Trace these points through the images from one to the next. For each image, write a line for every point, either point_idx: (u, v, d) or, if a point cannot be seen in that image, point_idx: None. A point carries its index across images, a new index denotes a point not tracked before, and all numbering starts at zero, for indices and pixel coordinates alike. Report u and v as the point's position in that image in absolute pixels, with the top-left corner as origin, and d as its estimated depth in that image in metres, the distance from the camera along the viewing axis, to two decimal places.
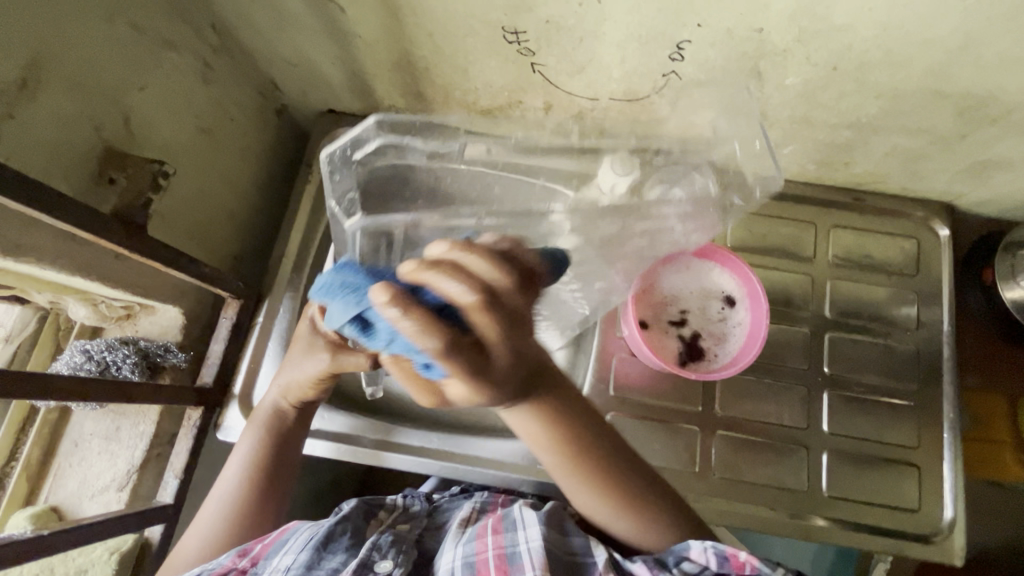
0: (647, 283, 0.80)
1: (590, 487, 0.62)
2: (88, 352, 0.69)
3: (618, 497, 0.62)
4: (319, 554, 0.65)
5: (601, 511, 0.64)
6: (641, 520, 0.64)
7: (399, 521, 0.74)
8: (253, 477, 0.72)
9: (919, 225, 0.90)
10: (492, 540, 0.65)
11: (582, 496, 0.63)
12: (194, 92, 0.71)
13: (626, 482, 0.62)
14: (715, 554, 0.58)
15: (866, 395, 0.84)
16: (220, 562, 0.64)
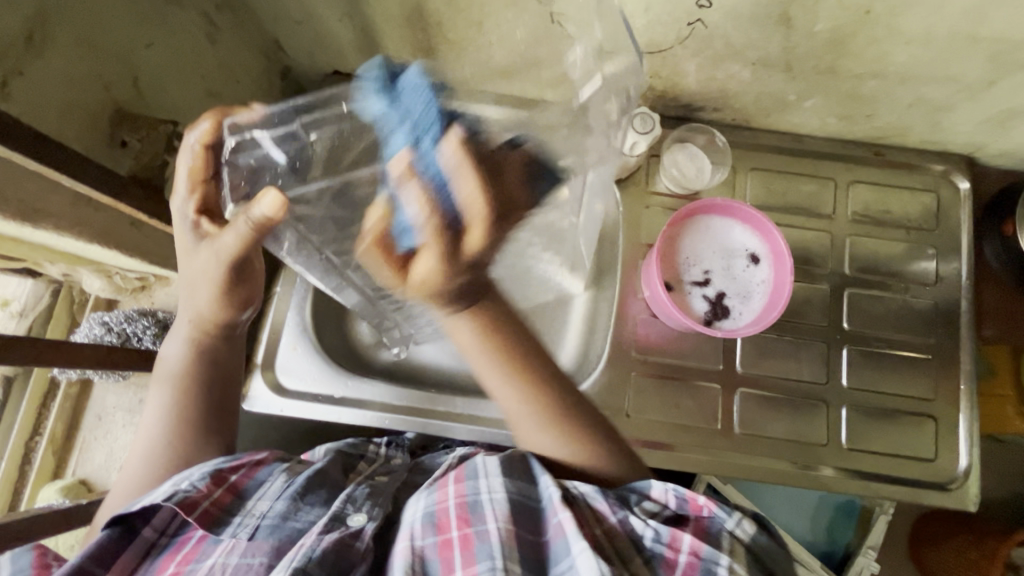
0: (668, 245, 0.79)
1: (531, 406, 0.67)
2: (108, 324, 0.68)
3: (559, 418, 0.67)
4: (298, 505, 0.62)
5: (527, 418, 0.68)
6: (576, 441, 0.67)
7: (377, 473, 0.72)
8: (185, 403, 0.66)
9: (939, 178, 0.89)
10: (456, 489, 0.61)
11: (523, 414, 0.68)
12: (198, 51, 0.68)
13: (563, 404, 0.67)
14: (676, 496, 0.59)
15: (884, 349, 0.85)
16: (193, 486, 0.60)
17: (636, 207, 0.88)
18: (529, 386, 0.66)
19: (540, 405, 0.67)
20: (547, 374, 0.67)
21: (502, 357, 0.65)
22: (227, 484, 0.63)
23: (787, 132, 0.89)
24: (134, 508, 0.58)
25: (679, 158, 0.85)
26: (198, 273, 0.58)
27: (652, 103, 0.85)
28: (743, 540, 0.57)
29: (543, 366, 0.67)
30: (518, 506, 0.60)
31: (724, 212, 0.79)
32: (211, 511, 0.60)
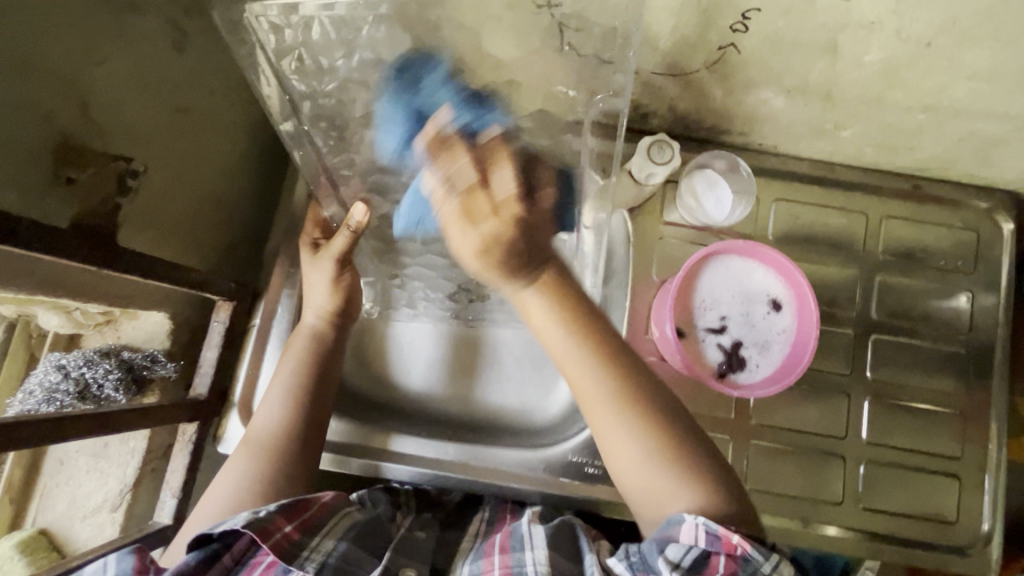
0: (684, 286, 0.72)
1: (604, 393, 0.60)
2: (65, 369, 0.63)
3: (640, 415, 0.60)
4: (361, 552, 0.60)
5: (627, 444, 0.60)
6: (691, 483, 0.59)
7: (415, 527, 0.69)
8: (286, 420, 0.68)
9: (982, 216, 0.81)
10: (499, 560, 0.60)
11: (592, 400, 0.60)
12: (168, 64, 0.62)
13: (642, 397, 0.60)
14: (706, 532, 0.54)
15: (909, 402, 0.79)
16: (268, 515, 0.57)
17: (648, 238, 0.80)
18: (620, 396, 0.60)
19: (612, 396, 0.60)
20: (629, 364, 0.61)
21: (615, 397, 0.60)
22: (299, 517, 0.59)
23: (819, 160, 0.80)
24: (214, 531, 0.56)
25: (698, 185, 0.77)
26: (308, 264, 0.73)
27: (671, 125, 0.78)
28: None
29: (625, 354, 0.61)
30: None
31: (746, 253, 0.72)
32: (283, 544, 0.56)
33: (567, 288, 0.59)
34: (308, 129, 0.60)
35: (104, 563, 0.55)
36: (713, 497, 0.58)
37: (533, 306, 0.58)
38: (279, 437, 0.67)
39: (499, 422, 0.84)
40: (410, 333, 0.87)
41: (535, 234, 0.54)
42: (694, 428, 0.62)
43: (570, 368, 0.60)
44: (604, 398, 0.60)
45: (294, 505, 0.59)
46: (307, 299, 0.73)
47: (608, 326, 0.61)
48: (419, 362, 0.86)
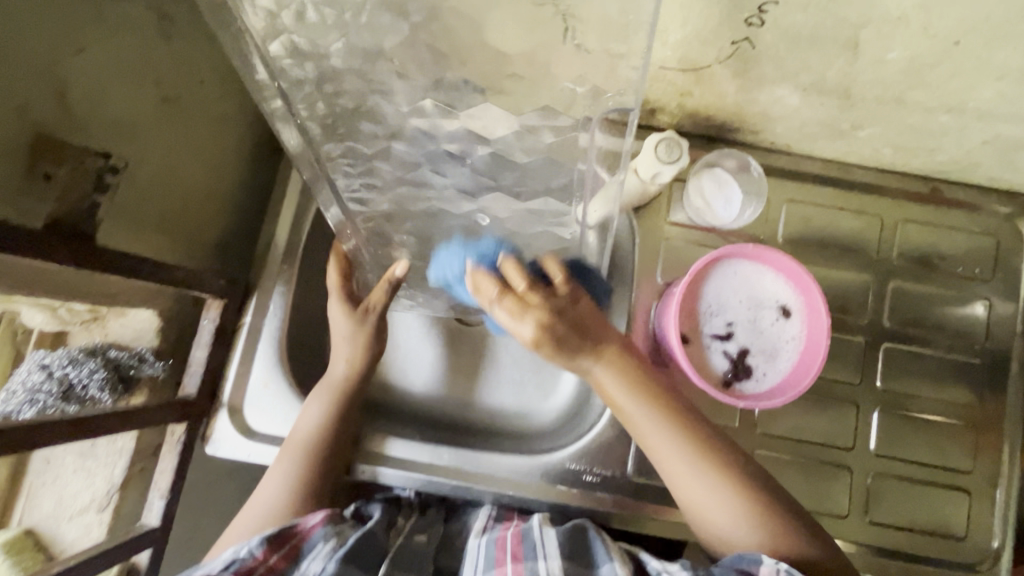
0: (690, 291, 0.70)
1: (669, 436, 0.62)
2: (48, 369, 0.60)
3: (722, 471, 0.61)
4: (353, 570, 0.58)
5: (699, 487, 0.61)
6: (765, 529, 0.59)
7: (415, 531, 0.68)
8: (309, 462, 0.68)
9: (1003, 221, 0.78)
10: (512, 570, 0.58)
11: (678, 469, 0.62)
12: (152, 53, 0.59)
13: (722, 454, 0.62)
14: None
15: (920, 413, 0.76)
16: (248, 554, 0.57)
17: (653, 239, 0.77)
18: (689, 446, 0.62)
19: (695, 457, 0.61)
20: (706, 425, 0.64)
21: (684, 446, 0.62)
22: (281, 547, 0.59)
23: (833, 160, 0.77)
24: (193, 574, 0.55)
25: (707, 186, 0.74)
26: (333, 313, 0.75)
27: (680, 122, 0.75)
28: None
29: (700, 422, 0.64)
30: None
31: (755, 257, 0.69)
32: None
33: (638, 363, 0.64)
34: (305, 135, 0.57)
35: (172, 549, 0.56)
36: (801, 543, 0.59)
37: (607, 383, 0.62)
38: (303, 473, 0.68)
39: (497, 424, 0.83)
40: (405, 326, 0.85)
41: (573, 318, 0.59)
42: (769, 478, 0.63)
43: (639, 422, 0.63)
44: (687, 465, 0.61)
45: (278, 536, 0.60)
46: (334, 351, 0.75)
47: (680, 397, 0.65)
48: (415, 359, 0.85)
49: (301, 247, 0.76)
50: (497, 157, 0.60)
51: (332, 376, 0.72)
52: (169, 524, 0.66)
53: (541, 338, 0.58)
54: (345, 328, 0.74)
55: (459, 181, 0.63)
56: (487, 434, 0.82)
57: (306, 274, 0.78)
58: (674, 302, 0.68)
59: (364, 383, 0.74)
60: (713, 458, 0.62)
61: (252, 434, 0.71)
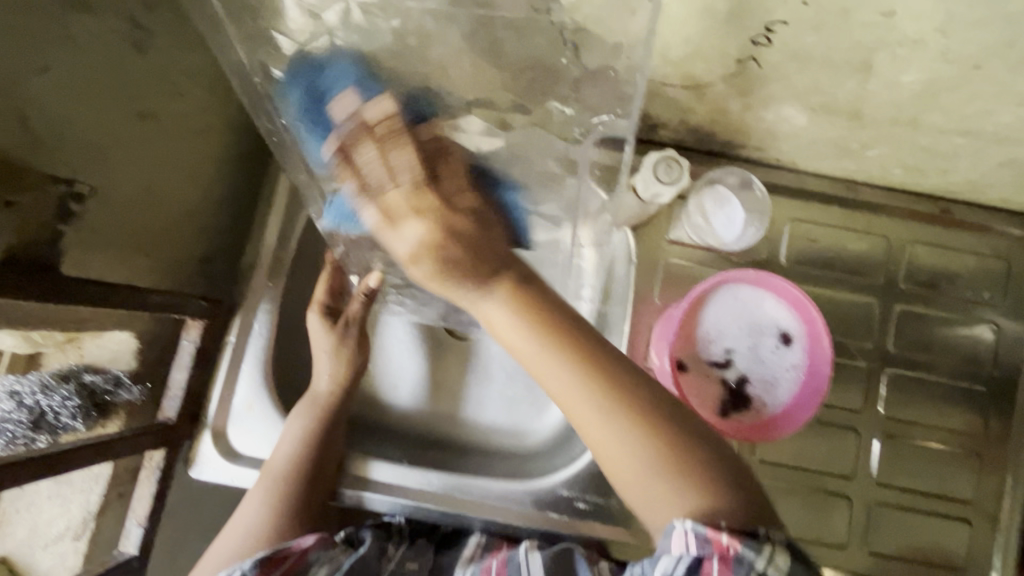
0: (688, 316, 0.67)
1: (570, 377, 0.47)
2: (16, 397, 0.58)
3: (635, 418, 0.46)
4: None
5: (611, 442, 0.47)
6: (685, 488, 0.46)
7: (407, 559, 0.67)
8: (285, 482, 0.67)
9: (1015, 244, 0.75)
10: None
11: (580, 415, 0.47)
12: (126, 68, 0.57)
13: (643, 401, 0.47)
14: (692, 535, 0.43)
15: (923, 441, 0.74)
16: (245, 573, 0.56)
17: (651, 258, 0.75)
18: (596, 388, 0.46)
19: (603, 403, 0.46)
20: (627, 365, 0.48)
21: (583, 388, 0.47)
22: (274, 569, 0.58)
23: (840, 178, 0.74)
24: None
25: (708, 203, 0.71)
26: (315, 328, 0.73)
27: (682, 137, 0.72)
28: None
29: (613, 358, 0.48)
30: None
31: (755, 282, 0.67)
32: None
33: (538, 295, 0.48)
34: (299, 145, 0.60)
35: None
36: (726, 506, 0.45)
37: (498, 319, 0.48)
38: (280, 494, 0.67)
39: (488, 444, 0.80)
40: (393, 337, 0.83)
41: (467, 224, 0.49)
42: (707, 434, 0.48)
43: (530, 357, 0.48)
44: (591, 411, 0.46)
45: (271, 558, 0.58)
46: (315, 368, 0.73)
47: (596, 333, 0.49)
48: (402, 373, 0.83)
49: (287, 263, 0.73)
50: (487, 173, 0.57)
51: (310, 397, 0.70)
52: (148, 552, 0.64)
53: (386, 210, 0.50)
54: (328, 345, 0.72)
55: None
56: (477, 455, 0.80)
57: (292, 290, 0.75)
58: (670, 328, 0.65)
59: (346, 402, 0.72)
60: (627, 405, 0.47)
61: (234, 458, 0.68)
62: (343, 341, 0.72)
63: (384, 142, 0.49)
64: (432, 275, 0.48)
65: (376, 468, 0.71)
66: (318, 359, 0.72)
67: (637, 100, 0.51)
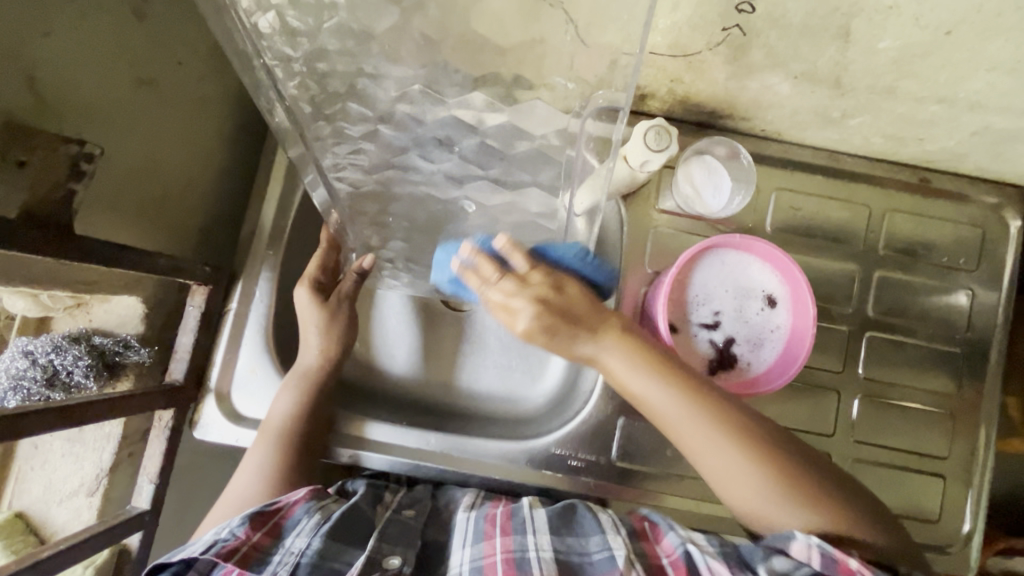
0: (679, 280, 0.70)
1: (705, 417, 0.57)
2: (31, 356, 0.61)
3: (744, 441, 0.57)
4: (337, 544, 0.60)
5: (734, 463, 0.57)
6: (813, 507, 0.56)
7: (403, 506, 0.69)
8: (282, 445, 0.68)
9: (989, 211, 0.78)
10: (501, 543, 0.60)
11: (696, 444, 0.58)
12: (127, 35, 0.59)
13: (749, 425, 0.58)
14: (822, 553, 0.51)
15: (900, 401, 0.77)
16: (232, 534, 0.58)
17: (641, 226, 0.77)
18: (717, 419, 0.57)
19: (716, 433, 0.57)
20: (726, 395, 0.60)
21: (711, 417, 0.57)
22: (264, 525, 0.60)
23: (823, 149, 0.77)
24: (171, 561, 0.56)
25: (696, 173, 0.73)
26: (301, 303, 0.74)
27: (670, 108, 0.74)
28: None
29: (717, 393, 0.59)
30: (568, 564, 0.58)
31: (740, 248, 0.70)
32: (252, 555, 0.58)
33: (643, 339, 0.59)
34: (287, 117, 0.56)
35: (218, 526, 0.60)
36: (821, 505, 0.56)
37: (614, 363, 0.58)
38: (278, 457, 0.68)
39: (485, 409, 0.83)
40: (390, 307, 0.85)
41: (574, 309, 0.56)
42: (794, 442, 0.60)
43: (664, 399, 0.58)
44: (708, 438, 0.57)
45: (260, 514, 0.60)
46: (304, 340, 0.74)
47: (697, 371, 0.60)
48: (398, 341, 0.85)
49: (286, 232, 0.76)
50: (485, 145, 0.60)
51: (296, 367, 0.72)
52: (159, 508, 0.67)
53: (503, 303, 0.56)
54: (317, 319, 0.73)
55: (446, 165, 0.63)
56: (472, 420, 0.83)
57: (293, 259, 0.77)
58: (662, 291, 0.68)
59: (334, 371, 0.74)
60: (746, 434, 0.58)
61: (240, 420, 0.71)
62: (337, 313, 0.75)
63: (506, 250, 0.57)
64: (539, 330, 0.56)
65: (374, 428, 0.75)
66: (309, 329, 0.74)
67: (636, 78, 0.49)
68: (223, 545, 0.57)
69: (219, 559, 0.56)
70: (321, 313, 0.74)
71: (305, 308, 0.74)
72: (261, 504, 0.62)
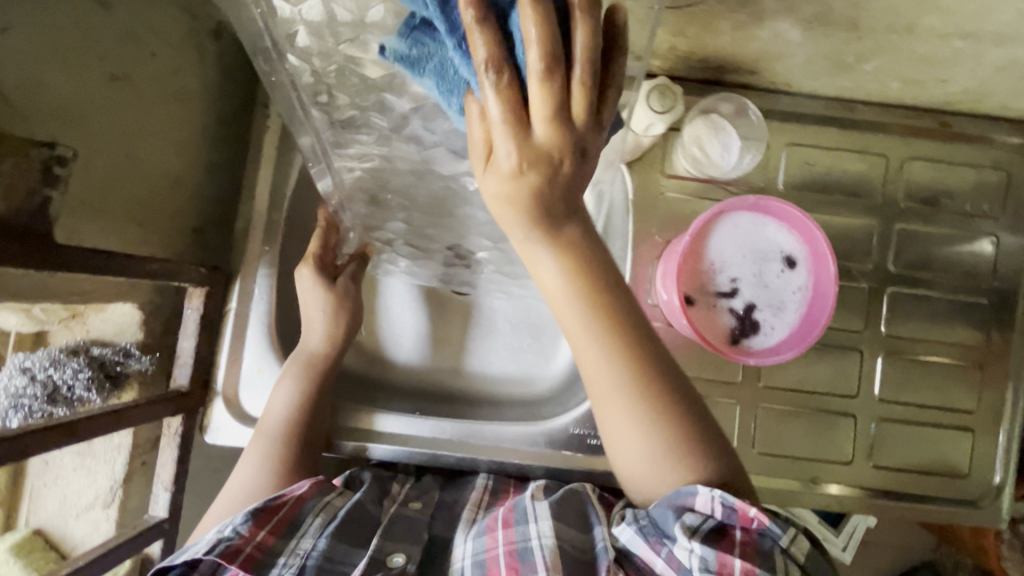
0: (693, 248, 0.67)
1: (592, 327, 0.51)
2: (29, 372, 0.59)
3: (644, 386, 0.53)
4: (343, 544, 0.59)
5: (614, 390, 0.53)
6: (685, 450, 0.54)
7: (410, 499, 0.68)
8: (288, 440, 0.67)
9: (1014, 153, 0.74)
10: (504, 536, 0.58)
11: (600, 365, 0.52)
12: (96, 30, 0.57)
13: (651, 368, 0.53)
14: (723, 504, 0.51)
15: (926, 356, 0.75)
16: (236, 532, 0.56)
17: (648, 193, 0.74)
18: (609, 342, 0.52)
19: (617, 362, 0.52)
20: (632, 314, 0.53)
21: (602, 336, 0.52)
22: (268, 524, 0.58)
23: (835, 99, 0.73)
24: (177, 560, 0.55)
25: (703, 133, 0.70)
26: (303, 287, 0.72)
27: (674, 66, 0.70)
28: (796, 560, 0.52)
29: (639, 326, 0.53)
30: (573, 558, 0.56)
31: (756, 208, 0.67)
32: (256, 555, 0.56)
33: (586, 254, 0.50)
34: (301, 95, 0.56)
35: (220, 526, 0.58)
36: (712, 468, 0.54)
37: (543, 266, 0.50)
38: (281, 453, 0.66)
39: (497, 394, 0.82)
40: (394, 294, 0.83)
41: (567, 182, 0.44)
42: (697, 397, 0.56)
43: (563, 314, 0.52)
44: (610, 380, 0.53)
45: (264, 509, 0.59)
46: (308, 323, 0.72)
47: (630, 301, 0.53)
48: (405, 329, 0.83)
49: (281, 226, 0.73)
50: None
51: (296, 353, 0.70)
52: (177, 515, 0.66)
53: (500, 121, 0.42)
54: (323, 304, 0.71)
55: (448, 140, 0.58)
56: (480, 404, 0.81)
57: (290, 253, 0.75)
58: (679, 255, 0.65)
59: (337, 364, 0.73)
60: (635, 358, 0.52)
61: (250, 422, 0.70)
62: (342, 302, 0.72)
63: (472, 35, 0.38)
64: (510, 196, 0.45)
65: (381, 418, 0.74)
66: (314, 322, 0.71)
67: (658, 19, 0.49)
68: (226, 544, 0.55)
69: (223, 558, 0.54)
70: (325, 300, 0.72)
71: (306, 298, 0.72)
72: (264, 500, 0.60)
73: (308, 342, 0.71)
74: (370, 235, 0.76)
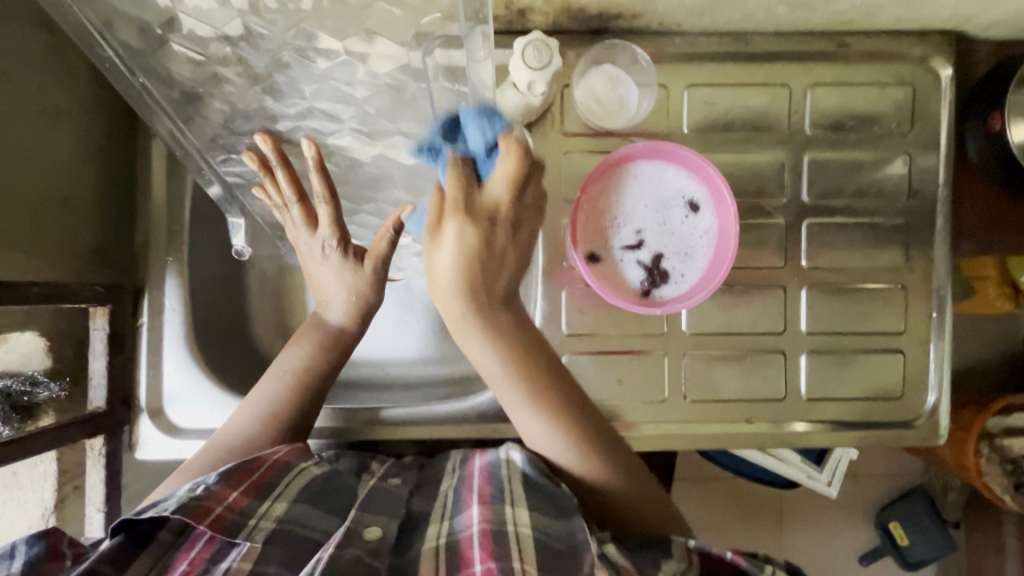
0: (592, 205, 0.67)
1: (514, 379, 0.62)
2: None
3: (568, 428, 0.62)
4: (313, 509, 0.56)
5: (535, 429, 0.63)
6: (617, 487, 0.62)
7: (388, 474, 0.65)
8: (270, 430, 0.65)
9: (916, 66, 0.72)
10: (479, 511, 0.55)
11: (531, 423, 0.63)
12: None
13: (571, 410, 0.63)
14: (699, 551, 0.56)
15: (851, 283, 0.74)
16: (207, 493, 0.54)
17: (552, 154, 0.72)
18: (542, 401, 0.62)
19: (546, 406, 0.62)
20: (553, 375, 0.63)
21: (527, 384, 0.62)
22: (242, 485, 0.56)
23: (728, 33, 0.71)
24: (142, 517, 0.51)
25: (597, 84, 0.70)
26: (307, 258, 0.70)
27: (556, 19, 0.68)
28: None
29: (557, 375, 0.64)
30: (550, 549, 0.52)
31: (651, 155, 0.66)
32: (225, 516, 0.52)
33: (525, 350, 0.63)
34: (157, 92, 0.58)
35: (195, 483, 0.56)
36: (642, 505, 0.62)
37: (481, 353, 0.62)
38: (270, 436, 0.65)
39: (439, 374, 0.85)
40: None
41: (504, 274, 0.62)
42: (635, 463, 0.64)
43: (499, 378, 0.63)
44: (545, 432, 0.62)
45: (238, 471, 0.56)
46: (324, 293, 0.71)
47: (551, 361, 0.64)
48: None
49: (182, 236, 0.73)
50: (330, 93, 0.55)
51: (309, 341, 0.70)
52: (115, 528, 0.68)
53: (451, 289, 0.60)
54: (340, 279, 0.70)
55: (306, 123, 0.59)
56: (413, 386, 0.84)
57: (198, 260, 0.75)
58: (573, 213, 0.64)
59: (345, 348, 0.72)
60: (559, 403, 0.62)
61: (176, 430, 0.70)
62: (346, 263, 0.69)
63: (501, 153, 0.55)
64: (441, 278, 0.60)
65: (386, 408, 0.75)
66: (324, 284, 0.70)
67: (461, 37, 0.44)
68: (194, 504, 0.52)
69: (189, 516, 0.51)
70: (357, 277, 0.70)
71: (308, 258, 0.69)
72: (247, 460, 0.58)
73: (330, 312, 0.71)
74: (275, 234, 0.76)
